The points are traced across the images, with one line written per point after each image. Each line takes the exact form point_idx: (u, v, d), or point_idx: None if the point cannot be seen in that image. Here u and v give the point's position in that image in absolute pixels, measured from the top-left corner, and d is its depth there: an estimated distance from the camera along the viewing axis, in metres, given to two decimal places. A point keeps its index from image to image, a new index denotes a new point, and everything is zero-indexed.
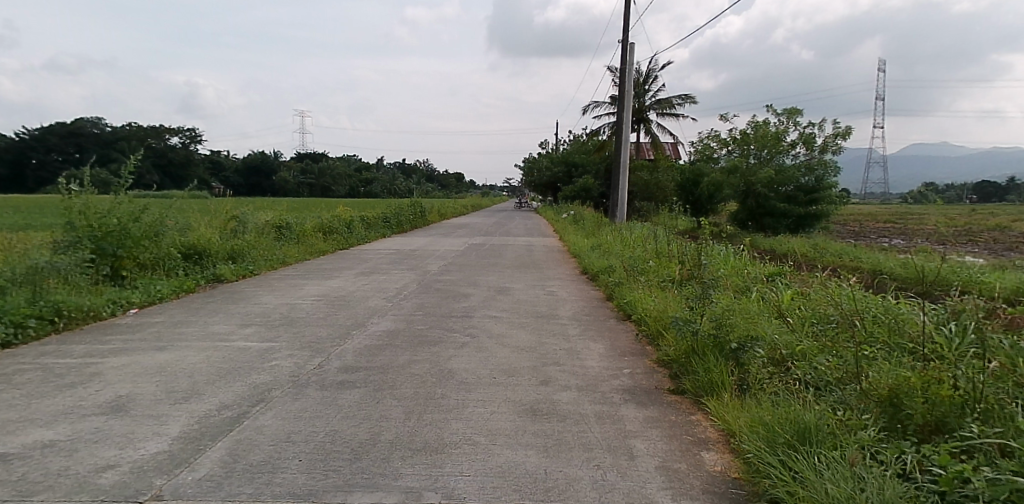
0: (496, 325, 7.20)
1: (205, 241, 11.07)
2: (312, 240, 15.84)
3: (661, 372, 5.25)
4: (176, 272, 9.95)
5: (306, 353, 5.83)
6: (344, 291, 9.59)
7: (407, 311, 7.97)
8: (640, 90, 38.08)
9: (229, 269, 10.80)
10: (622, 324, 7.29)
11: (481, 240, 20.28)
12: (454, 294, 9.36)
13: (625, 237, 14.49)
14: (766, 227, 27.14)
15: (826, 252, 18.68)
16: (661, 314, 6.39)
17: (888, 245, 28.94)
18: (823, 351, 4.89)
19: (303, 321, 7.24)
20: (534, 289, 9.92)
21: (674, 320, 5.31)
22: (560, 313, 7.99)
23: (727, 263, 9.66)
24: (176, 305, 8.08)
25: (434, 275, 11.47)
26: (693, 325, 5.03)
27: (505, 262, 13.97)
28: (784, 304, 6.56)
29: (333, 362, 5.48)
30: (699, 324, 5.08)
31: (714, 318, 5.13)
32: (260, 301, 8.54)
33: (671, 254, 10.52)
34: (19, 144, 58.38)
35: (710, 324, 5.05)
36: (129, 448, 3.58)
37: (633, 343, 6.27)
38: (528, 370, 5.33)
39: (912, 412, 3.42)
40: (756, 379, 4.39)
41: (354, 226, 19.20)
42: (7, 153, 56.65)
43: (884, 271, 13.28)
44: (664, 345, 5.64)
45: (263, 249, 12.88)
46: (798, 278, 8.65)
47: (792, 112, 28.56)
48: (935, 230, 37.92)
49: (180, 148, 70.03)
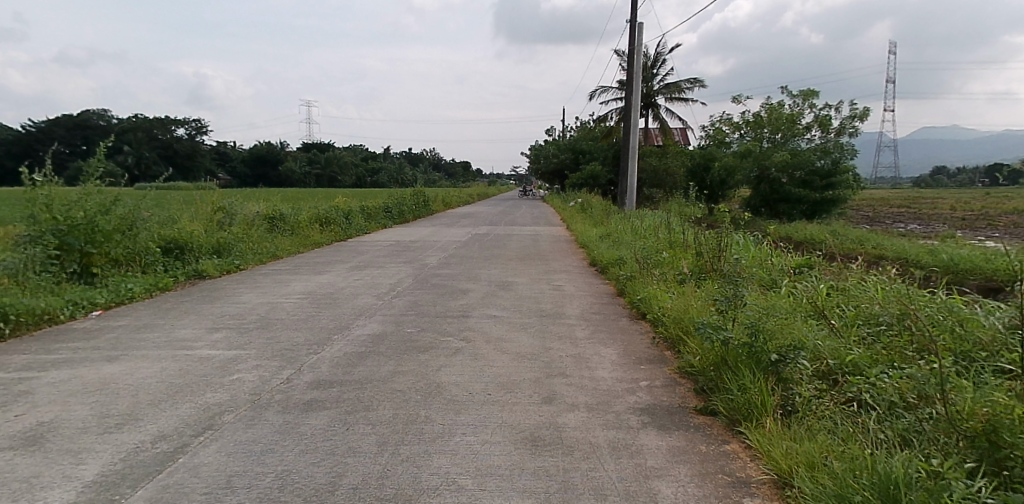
0: (495, 326, 6.46)
1: (187, 235, 10.38)
2: (308, 231, 15.12)
3: (685, 384, 4.50)
4: (154, 268, 9.28)
5: (276, 363, 5.10)
6: (333, 287, 8.85)
7: (398, 311, 7.22)
8: (649, 75, 37.14)
9: (213, 264, 10.11)
10: (635, 324, 6.53)
11: (486, 230, 19.52)
12: (451, 290, 8.59)
13: (637, 225, 13.70)
14: (781, 213, 26.23)
15: (846, 239, 17.88)
16: (680, 314, 5.64)
17: (904, 231, 28.04)
18: (879, 363, 4.12)
19: (281, 323, 6.51)
20: (538, 284, 9.15)
21: (700, 324, 4.53)
22: (567, 311, 7.23)
23: (749, 253, 8.88)
24: (146, 306, 7.37)
25: (432, 269, 10.71)
26: (723, 332, 4.24)
27: (509, 253, 13.19)
28: (821, 302, 5.79)
29: (304, 375, 4.75)
30: (731, 329, 4.31)
31: (748, 322, 4.36)
32: (239, 300, 7.82)
33: (687, 243, 9.74)
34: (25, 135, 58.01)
35: (743, 326, 4.28)
36: (26, 499, 2.86)
37: (648, 349, 5.52)
38: (529, 384, 4.58)
39: (1019, 454, 2.65)
40: (804, 400, 3.63)
41: (353, 217, 18.45)
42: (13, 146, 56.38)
43: (911, 260, 12.48)
44: (687, 352, 4.87)
45: (252, 243, 12.17)
46: (829, 270, 7.87)
47: (807, 94, 27.60)
48: (952, 217, 36.85)
49: (185, 138, 69.45)
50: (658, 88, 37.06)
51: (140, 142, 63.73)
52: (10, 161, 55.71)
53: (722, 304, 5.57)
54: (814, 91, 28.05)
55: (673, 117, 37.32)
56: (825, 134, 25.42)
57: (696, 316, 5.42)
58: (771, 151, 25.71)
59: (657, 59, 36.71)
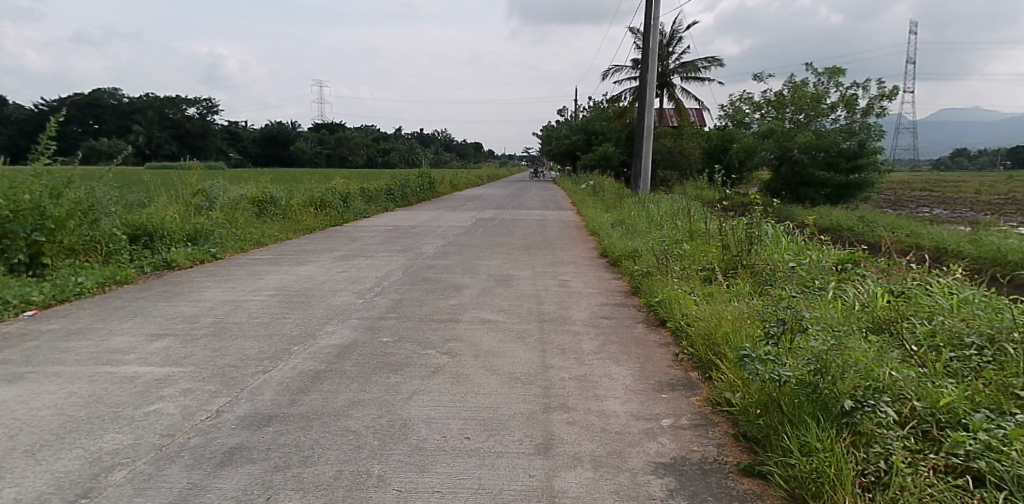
0: (487, 334, 5.47)
1: (156, 220, 9.44)
2: (299, 215, 14.18)
3: (724, 427, 3.48)
4: (117, 257, 8.38)
5: (210, 387, 4.13)
6: (311, 281, 7.88)
7: (377, 313, 6.25)
8: (664, 53, 35.78)
9: (185, 253, 9.18)
10: (653, 333, 5.52)
11: (491, 214, 18.51)
12: (444, 287, 7.59)
13: (653, 211, 12.62)
14: (804, 197, 24.99)
15: (875, 226, 16.75)
16: (713, 329, 4.59)
17: (933, 216, 26.74)
18: (984, 410, 3.10)
19: (236, 329, 5.55)
20: (542, 279, 8.13)
21: (743, 352, 3.48)
22: (572, 316, 6.22)
23: (782, 247, 7.84)
24: (92, 304, 6.44)
25: (427, 259, 9.72)
26: (777, 364, 3.21)
27: (513, 241, 12.17)
28: (884, 313, 4.74)
29: (240, 406, 3.78)
30: (786, 363, 3.25)
31: (809, 354, 3.31)
32: (200, 298, 6.88)
33: (710, 235, 8.70)
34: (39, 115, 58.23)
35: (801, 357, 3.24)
36: None
37: (671, 370, 4.52)
38: (520, 423, 3.59)
39: None
40: (894, 469, 2.63)
41: (351, 200, 17.50)
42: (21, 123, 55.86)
43: (951, 252, 11.38)
44: (724, 382, 3.82)
45: (234, 229, 11.25)
46: (878, 268, 6.81)
47: (833, 72, 26.13)
48: (978, 201, 35.41)
49: (196, 118, 68.96)
50: (673, 67, 35.71)
51: (150, 122, 63.49)
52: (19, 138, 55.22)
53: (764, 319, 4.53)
54: (841, 68, 26.76)
55: (690, 97, 35.97)
56: (851, 114, 24.22)
57: (732, 331, 4.38)
58: (795, 132, 24.45)
59: (673, 36, 35.31)
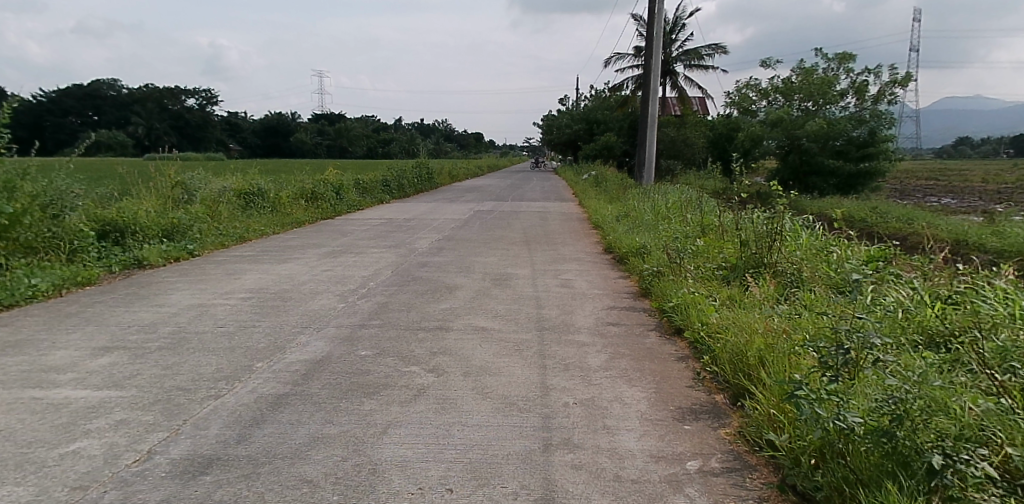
0: (479, 347, 4.82)
1: (127, 215, 8.79)
2: (287, 208, 13.50)
3: (764, 474, 2.82)
4: (82, 255, 7.73)
5: (148, 418, 3.47)
6: (291, 282, 7.22)
7: (358, 320, 5.60)
8: (667, 40, 34.97)
9: (158, 250, 8.54)
10: (667, 344, 4.87)
11: (490, 206, 17.82)
12: (436, 288, 6.94)
13: (659, 203, 11.96)
14: (812, 187, 24.29)
15: (889, 217, 16.13)
16: (743, 344, 3.93)
17: (942, 205, 26.14)
18: None
19: (195, 343, 4.89)
20: (543, 278, 7.48)
21: (792, 384, 2.80)
22: (576, 323, 5.55)
23: (804, 243, 7.18)
24: (42, 311, 5.79)
25: (420, 256, 9.06)
26: (841, 403, 2.51)
27: (513, 236, 11.53)
28: (943, 330, 4.05)
29: (175, 448, 3.12)
30: (851, 402, 2.57)
31: (880, 389, 2.61)
32: (165, 302, 6.22)
33: (725, 231, 8.05)
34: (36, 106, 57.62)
35: (869, 395, 2.55)
36: None
37: (692, 392, 3.88)
38: (515, 469, 2.93)
39: None
40: None
41: (345, 193, 16.81)
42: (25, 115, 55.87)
43: (974, 245, 10.79)
44: (761, 415, 3.14)
45: (215, 224, 10.61)
46: (916, 271, 6.16)
47: (843, 58, 25.42)
48: (986, 190, 34.76)
49: (195, 108, 68.22)
50: (676, 54, 34.94)
51: (150, 113, 62.99)
52: (22, 131, 55.02)
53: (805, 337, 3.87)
54: (851, 54, 26.05)
55: (693, 85, 35.21)
56: (861, 101, 23.61)
57: (767, 351, 3.72)
58: (803, 120, 23.76)
59: (677, 23, 34.49)
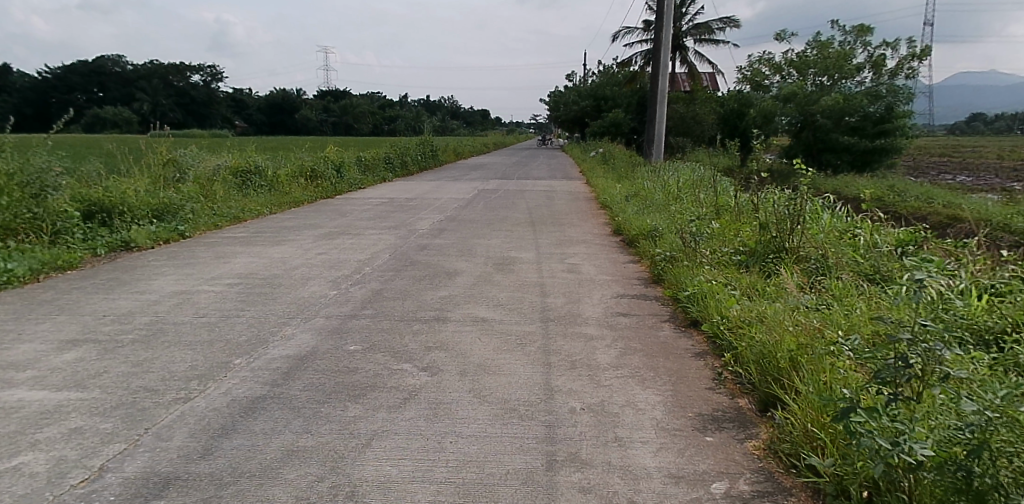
0: (477, 341, 4.43)
1: (115, 195, 8.42)
2: (285, 187, 13.11)
3: (802, 501, 2.43)
4: (65, 237, 7.37)
5: (107, 426, 3.11)
6: (283, 266, 6.86)
7: (350, 309, 5.22)
8: (677, 13, 34.07)
9: (146, 231, 8.16)
10: (683, 338, 4.47)
11: (496, 185, 17.34)
12: (434, 273, 6.54)
13: (670, 182, 11.49)
14: (826, 164, 23.64)
15: (907, 195, 15.62)
16: (772, 343, 3.51)
17: (959, 183, 25.46)
18: None
19: (172, 335, 4.53)
20: (549, 262, 7.07)
21: (839, 399, 2.37)
22: (584, 313, 5.15)
23: (828, 226, 6.73)
24: (16, 298, 5.45)
25: (420, 238, 8.65)
26: (904, 429, 2.07)
27: (517, 216, 11.11)
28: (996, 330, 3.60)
29: (131, 464, 2.76)
30: (915, 425, 2.12)
31: (950, 411, 2.16)
32: (147, 288, 5.87)
33: (741, 212, 7.61)
34: (39, 83, 57.18)
35: (940, 420, 2.10)
36: None
37: (714, 397, 3.48)
38: (513, 492, 2.56)
39: None
40: None
41: (346, 171, 16.39)
42: (30, 91, 55.59)
43: (1001, 226, 10.28)
44: (797, 430, 2.74)
45: (209, 204, 10.23)
46: (950, 258, 5.71)
47: (861, 31, 24.58)
48: (1002, 167, 33.95)
49: (199, 84, 67.62)
50: (686, 28, 34.04)
51: (155, 89, 62.53)
52: (27, 107, 54.75)
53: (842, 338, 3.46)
54: (868, 27, 25.21)
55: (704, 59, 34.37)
56: (878, 76, 22.92)
57: (802, 354, 3.29)
58: (818, 95, 23.09)
59: None
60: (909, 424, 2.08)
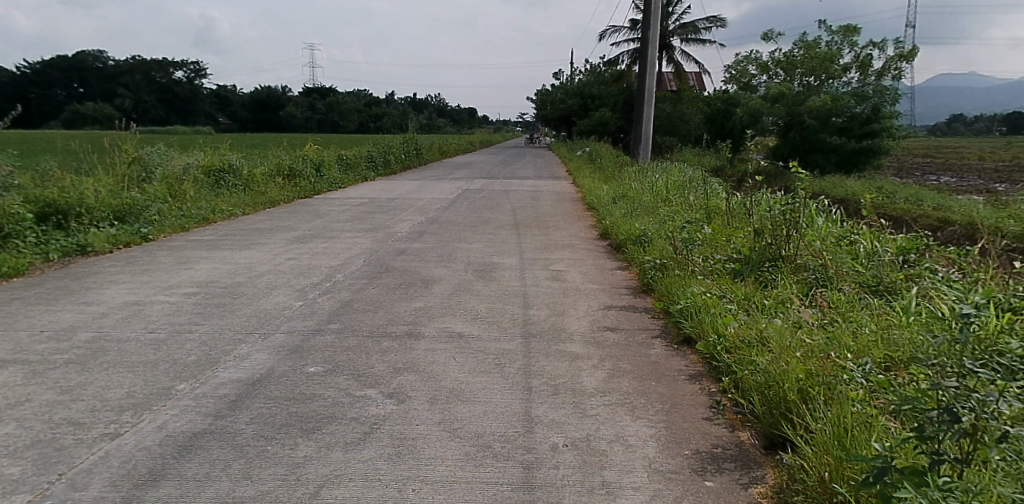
0: (451, 361, 4.04)
1: (72, 196, 7.91)
2: (260, 186, 12.63)
3: None
4: (14, 241, 6.87)
5: (13, 471, 2.68)
6: (248, 273, 6.43)
7: (315, 323, 4.81)
8: (664, 12, 33.85)
9: (106, 235, 7.68)
10: (676, 357, 4.11)
11: (481, 185, 16.94)
12: (410, 282, 6.13)
13: (658, 183, 11.15)
14: (813, 165, 23.42)
15: (896, 197, 15.44)
16: (777, 370, 3.14)
17: (945, 184, 25.45)
18: None
19: (114, 354, 4.09)
20: (532, 269, 6.70)
21: (871, 453, 2.01)
22: (568, 327, 4.78)
23: (823, 231, 6.40)
24: None
25: (398, 242, 8.23)
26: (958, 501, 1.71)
27: (501, 217, 10.73)
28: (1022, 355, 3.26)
29: None
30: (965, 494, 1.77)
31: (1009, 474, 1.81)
32: (96, 299, 5.41)
33: (733, 216, 7.29)
34: (16, 78, 56.00)
35: (999, 490, 1.75)
36: None
37: (713, 429, 3.11)
38: None
39: None
40: None
41: (325, 170, 15.90)
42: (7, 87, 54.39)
43: (993, 229, 10.06)
44: (813, 480, 2.39)
45: (177, 204, 9.74)
46: (953, 268, 5.42)
47: (848, 31, 24.46)
48: (985, 168, 34.18)
49: (181, 81, 66.51)
50: (673, 27, 33.86)
51: (137, 86, 61.47)
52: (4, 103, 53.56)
53: (855, 365, 3.11)
54: (855, 28, 25.13)
55: (691, 59, 34.18)
56: (864, 76, 22.85)
57: (812, 386, 2.94)
58: (805, 95, 22.96)
59: None
60: (963, 493, 1.71)
